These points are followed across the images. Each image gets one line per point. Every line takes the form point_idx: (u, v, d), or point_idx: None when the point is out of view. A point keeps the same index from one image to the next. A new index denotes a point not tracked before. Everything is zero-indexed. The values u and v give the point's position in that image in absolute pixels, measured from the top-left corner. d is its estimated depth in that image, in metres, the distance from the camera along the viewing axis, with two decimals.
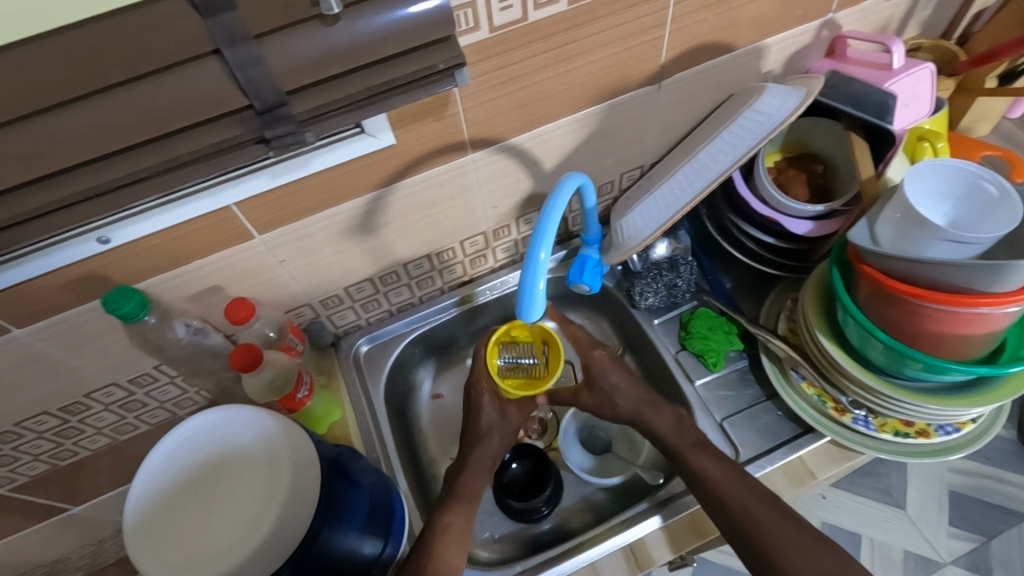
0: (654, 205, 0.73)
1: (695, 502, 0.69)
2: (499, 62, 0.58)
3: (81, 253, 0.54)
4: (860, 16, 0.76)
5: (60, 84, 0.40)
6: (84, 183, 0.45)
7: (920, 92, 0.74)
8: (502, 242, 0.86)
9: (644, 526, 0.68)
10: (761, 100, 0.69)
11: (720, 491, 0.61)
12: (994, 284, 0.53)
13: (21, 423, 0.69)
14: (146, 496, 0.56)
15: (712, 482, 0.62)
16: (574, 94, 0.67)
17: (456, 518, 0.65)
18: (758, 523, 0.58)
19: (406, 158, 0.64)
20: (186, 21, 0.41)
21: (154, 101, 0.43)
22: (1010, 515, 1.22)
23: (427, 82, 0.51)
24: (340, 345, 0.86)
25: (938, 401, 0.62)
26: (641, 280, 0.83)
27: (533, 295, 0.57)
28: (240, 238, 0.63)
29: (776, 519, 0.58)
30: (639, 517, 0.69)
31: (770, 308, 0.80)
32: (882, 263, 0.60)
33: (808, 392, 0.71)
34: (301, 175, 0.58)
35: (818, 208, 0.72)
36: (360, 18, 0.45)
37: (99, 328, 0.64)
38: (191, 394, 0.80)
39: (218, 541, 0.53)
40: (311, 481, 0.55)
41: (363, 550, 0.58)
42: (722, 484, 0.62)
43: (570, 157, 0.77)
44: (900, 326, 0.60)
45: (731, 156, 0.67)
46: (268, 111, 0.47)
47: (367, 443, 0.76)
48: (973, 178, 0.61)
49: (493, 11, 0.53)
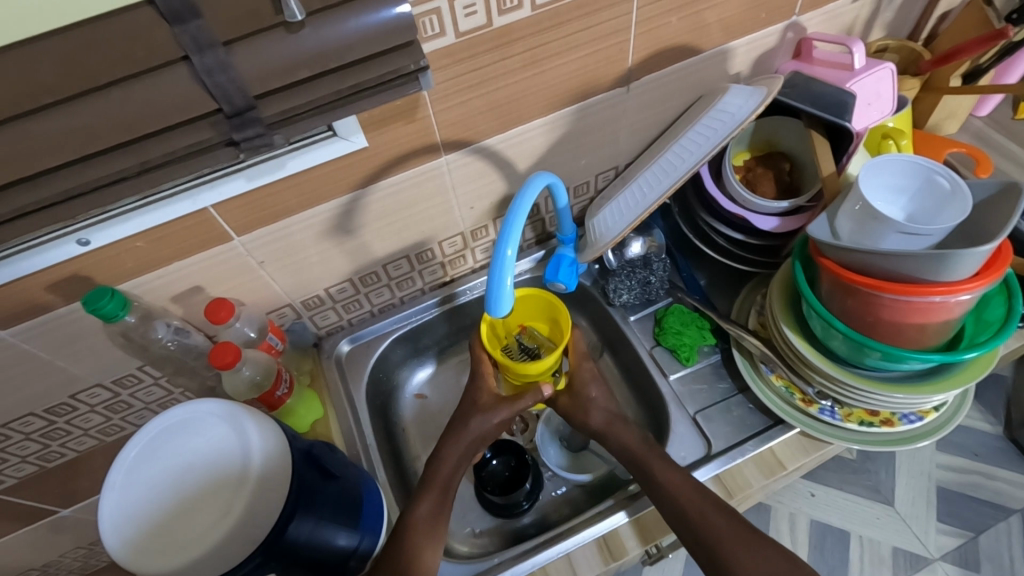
0: (623, 204, 0.74)
1: None
2: (466, 66, 0.60)
3: (62, 255, 0.56)
4: (824, 19, 0.79)
5: (35, 90, 0.42)
6: (60, 185, 0.47)
7: (882, 91, 0.76)
8: (481, 243, 0.88)
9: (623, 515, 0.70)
10: (724, 100, 0.71)
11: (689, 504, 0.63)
12: (943, 273, 0.55)
13: (8, 425, 0.71)
14: (124, 488, 0.57)
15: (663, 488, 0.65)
16: (544, 96, 0.69)
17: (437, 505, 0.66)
18: (721, 543, 0.60)
19: (382, 160, 0.66)
20: (154, 29, 0.42)
21: (128, 107, 0.44)
22: (998, 511, 1.24)
23: (394, 86, 0.53)
24: (323, 346, 0.87)
25: (900, 389, 0.63)
26: (615, 278, 0.85)
27: (500, 291, 0.59)
28: (218, 239, 0.64)
29: (734, 530, 0.60)
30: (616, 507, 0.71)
31: (742, 303, 0.82)
32: (840, 255, 0.62)
33: (777, 384, 0.72)
34: (276, 178, 0.60)
35: (785, 204, 0.74)
36: (326, 25, 0.47)
37: (82, 329, 0.66)
38: (177, 395, 0.81)
39: (190, 528, 0.54)
40: (283, 469, 0.57)
41: (336, 542, 0.60)
42: (684, 502, 0.63)
43: (544, 159, 0.78)
44: (858, 317, 0.62)
45: (696, 155, 0.69)
46: (238, 114, 0.48)
47: (348, 441, 0.78)
48: (928, 172, 0.63)
49: (458, 17, 0.55)
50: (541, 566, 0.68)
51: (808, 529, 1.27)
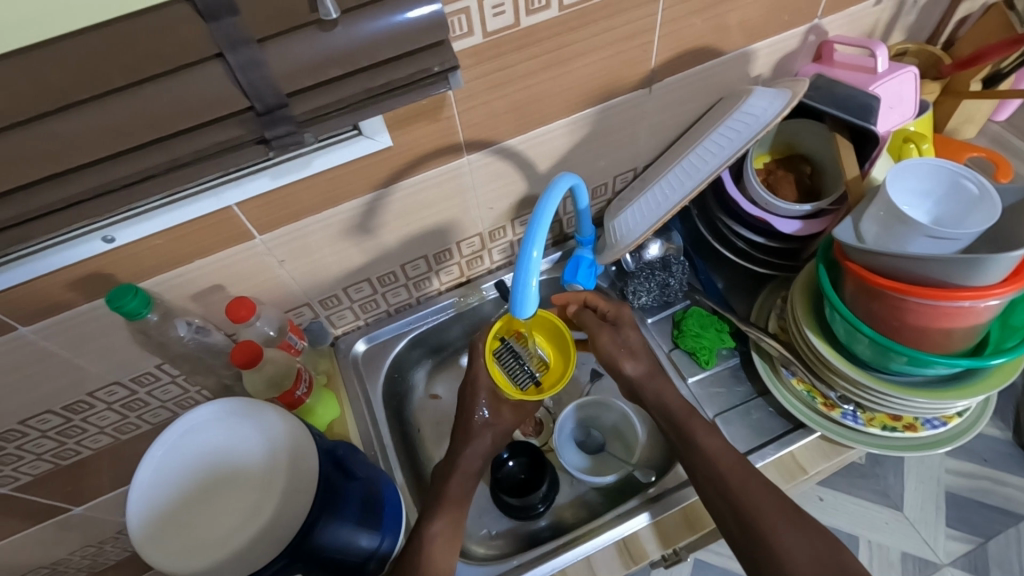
0: (645, 206, 0.74)
1: (685, 498, 0.70)
2: (491, 66, 0.60)
3: (87, 252, 0.56)
4: (846, 22, 0.78)
5: (70, 86, 0.42)
6: (90, 182, 0.47)
7: (905, 94, 0.75)
8: (498, 243, 0.87)
9: (645, 516, 0.70)
10: (749, 102, 0.70)
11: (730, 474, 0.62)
12: (973, 278, 0.55)
13: (25, 422, 0.70)
14: (148, 487, 0.57)
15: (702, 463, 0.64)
16: (567, 96, 0.69)
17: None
18: (758, 512, 0.58)
19: (405, 159, 0.66)
20: (190, 25, 0.42)
21: (160, 103, 0.44)
22: (1008, 517, 1.22)
23: (422, 85, 0.53)
24: (339, 346, 0.87)
25: (924, 394, 0.63)
26: (633, 280, 0.85)
27: (525, 293, 0.59)
28: (241, 237, 0.64)
29: (771, 502, 0.59)
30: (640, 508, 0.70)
31: (761, 306, 0.82)
32: (866, 259, 0.61)
33: (797, 388, 0.72)
34: (301, 176, 0.60)
35: (806, 207, 0.73)
36: (358, 23, 0.47)
37: (102, 326, 0.65)
38: (192, 393, 0.81)
39: (220, 528, 0.54)
40: (310, 472, 0.56)
41: (359, 544, 0.60)
42: (727, 475, 0.62)
43: (564, 159, 0.78)
44: (883, 320, 0.62)
45: (720, 157, 0.69)
46: (269, 111, 0.48)
47: (365, 441, 0.78)
48: (955, 177, 0.62)
49: (486, 17, 0.55)
50: (560, 569, 0.68)
51: None
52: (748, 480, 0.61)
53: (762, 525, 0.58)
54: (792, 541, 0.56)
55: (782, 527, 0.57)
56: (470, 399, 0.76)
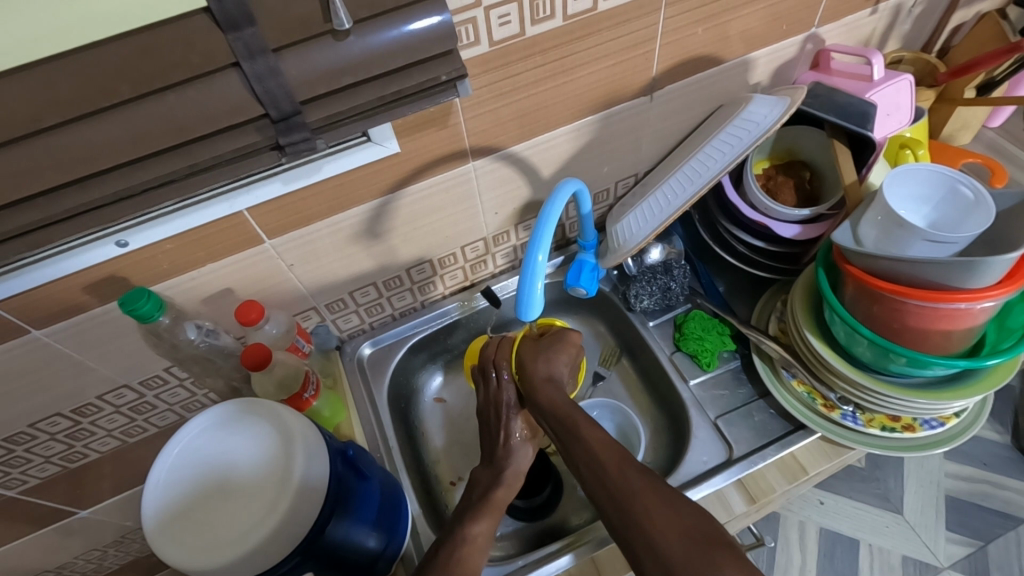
0: (647, 211, 0.75)
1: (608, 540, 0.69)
2: (498, 74, 0.62)
3: (101, 256, 0.57)
4: (842, 31, 0.80)
5: (92, 95, 0.43)
6: (110, 187, 0.48)
7: (901, 101, 0.77)
8: (502, 247, 0.89)
9: (569, 558, 0.69)
10: (749, 109, 0.72)
11: (609, 465, 0.57)
12: (970, 280, 0.56)
13: (34, 424, 0.71)
14: (165, 486, 0.59)
15: (608, 477, 0.56)
16: (571, 103, 0.70)
17: (481, 520, 0.64)
18: (635, 498, 0.54)
19: (412, 164, 0.67)
20: (209, 36, 0.43)
21: (179, 111, 0.46)
22: (1008, 520, 1.23)
23: (431, 93, 0.54)
24: (345, 349, 0.88)
25: (923, 394, 0.64)
26: (635, 284, 0.86)
27: (531, 296, 0.60)
28: (251, 242, 0.65)
29: (651, 486, 0.54)
30: (564, 549, 0.70)
31: (761, 310, 0.83)
32: (865, 262, 0.63)
33: (798, 389, 0.73)
34: (312, 181, 0.61)
35: (806, 211, 0.75)
36: (371, 33, 0.48)
37: (114, 330, 0.66)
38: (200, 396, 0.82)
39: (233, 526, 0.55)
40: (322, 471, 0.57)
41: (367, 544, 0.61)
42: (604, 464, 0.58)
43: (567, 165, 0.80)
44: (882, 322, 0.63)
45: (720, 163, 0.70)
46: (284, 119, 0.50)
47: (371, 443, 0.79)
48: (951, 182, 0.64)
49: (493, 26, 0.57)
50: (564, 570, 0.69)
51: (817, 537, 1.28)
52: (625, 466, 0.57)
53: (641, 513, 0.52)
54: (675, 534, 0.50)
55: (662, 512, 0.52)
56: (505, 418, 0.71)
